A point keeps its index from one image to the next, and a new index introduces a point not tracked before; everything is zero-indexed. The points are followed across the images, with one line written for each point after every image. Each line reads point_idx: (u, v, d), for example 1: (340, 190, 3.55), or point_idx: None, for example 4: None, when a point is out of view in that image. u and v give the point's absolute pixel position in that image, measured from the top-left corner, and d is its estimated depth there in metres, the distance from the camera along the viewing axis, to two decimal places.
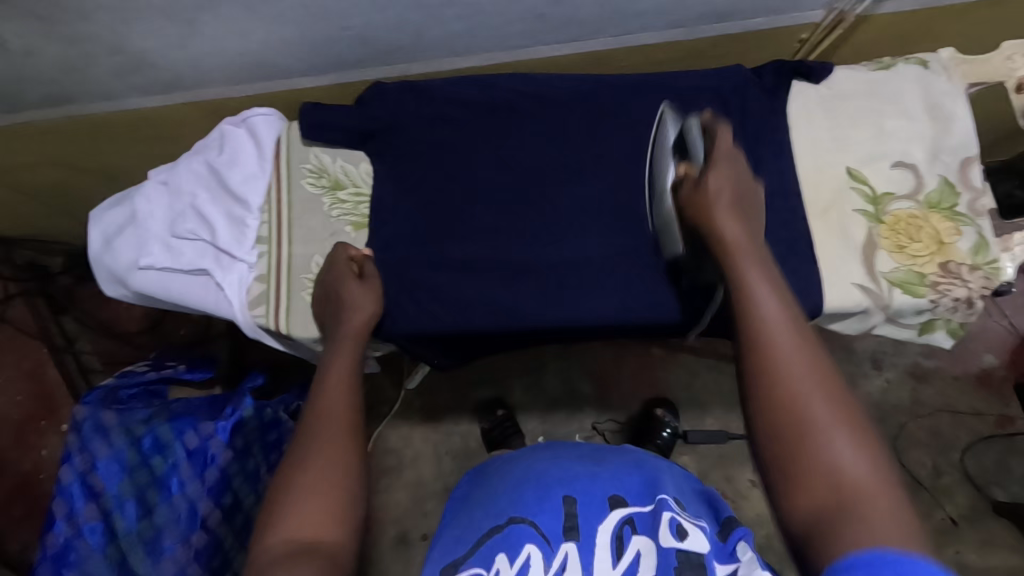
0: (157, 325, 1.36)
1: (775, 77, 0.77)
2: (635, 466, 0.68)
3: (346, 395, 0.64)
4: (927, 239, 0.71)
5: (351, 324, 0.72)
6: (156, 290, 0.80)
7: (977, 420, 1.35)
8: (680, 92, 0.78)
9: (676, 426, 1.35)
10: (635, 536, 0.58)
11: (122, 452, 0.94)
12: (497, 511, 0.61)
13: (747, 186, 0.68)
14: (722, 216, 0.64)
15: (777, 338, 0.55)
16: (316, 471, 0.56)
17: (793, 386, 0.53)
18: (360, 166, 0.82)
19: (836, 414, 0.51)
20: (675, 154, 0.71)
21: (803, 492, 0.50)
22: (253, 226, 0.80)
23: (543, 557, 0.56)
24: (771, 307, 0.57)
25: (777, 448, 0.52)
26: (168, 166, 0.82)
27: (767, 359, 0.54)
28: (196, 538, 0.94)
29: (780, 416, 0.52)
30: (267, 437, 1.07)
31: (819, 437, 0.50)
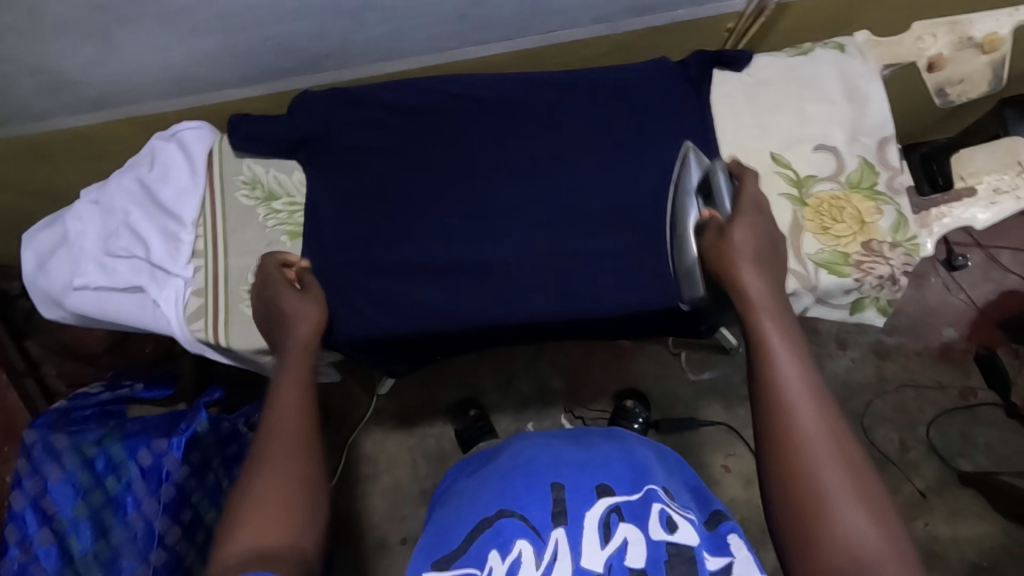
0: (120, 345, 1.35)
1: (699, 67, 0.78)
2: (625, 449, 0.65)
3: (298, 416, 0.62)
4: (850, 219, 0.72)
5: (295, 340, 0.70)
6: (92, 310, 0.79)
7: (940, 393, 1.37)
8: (608, 87, 0.79)
9: (647, 417, 1.35)
10: (623, 523, 0.57)
11: (74, 474, 0.93)
12: (485, 502, 0.60)
13: (770, 239, 0.67)
14: (746, 271, 0.63)
15: (800, 407, 0.54)
16: (267, 491, 0.55)
17: (811, 456, 0.52)
18: (294, 175, 0.82)
19: (852, 485, 0.51)
20: (698, 194, 0.71)
21: (816, 560, 0.49)
22: (187, 241, 0.79)
23: (535, 552, 0.55)
24: (792, 370, 0.56)
25: (790, 514, 0.51)
26: (100, 184, 0.82)
27: (788, 428, 0.53)
28: (155, 556, 0.92)
29: (794, 489, 0.51)
30: (227, 451, 1.06)
31: (829, 509, 0.50)
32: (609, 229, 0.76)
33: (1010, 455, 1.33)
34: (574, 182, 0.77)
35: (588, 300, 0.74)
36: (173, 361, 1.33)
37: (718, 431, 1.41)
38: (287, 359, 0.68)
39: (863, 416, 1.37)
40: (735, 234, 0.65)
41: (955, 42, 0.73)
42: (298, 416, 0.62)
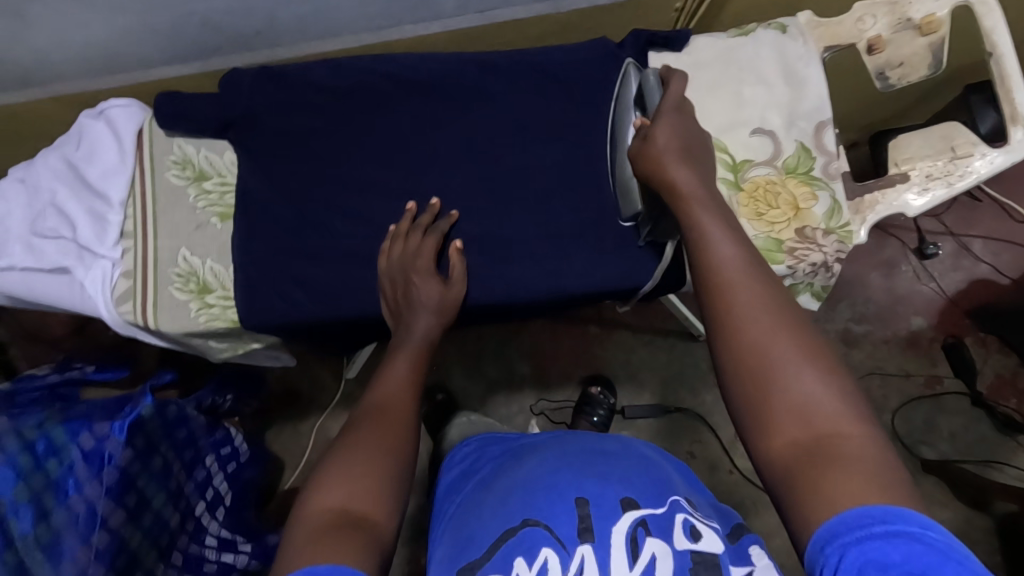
0: (82, 327, 1.34)
1: (635, 49, 0.76)
2: (644, 462, 0.61)
3: (405, 404, 0.60)
4: (784, 205, 0.71)
5: (405, 343, 0.67)
6: (18, 291, 0.78)
7: (906, 381, 1.37)
8: (544, 69, 0.77)
9: (610, 404, 1.36)
10: (649, 537, 0.51)
11: (14, 458, 0.77)
12: (511, 510, 0.56)
13: (697, 141, 0.65)
14: (675, 164, 0.61)
15: (738, 278, 0.51)
16: (353, 467, 0.52)
17: (754, 326, 0.49)
18: (224, 155, 0.81)
19: (803, 351, 0.47)
20: (635, 106, 0.70)
21: (776, 430, 0.45)
22: (115, 222, 0.77)
23: (560, 561, 0.50)
24: (729, 250, 0.54)
25: (742, 383, 0.48)
26: (26, 163, 0.80)
27: (732, 302, 0.51)
28: (97, 538, 0.83)
29: (744, 361, 0.48)
30: (175, 434, 1.05)
31: (775, 371, 0.47)
32: (544, 213, 0.75)
33: (976, 444, 1.33)
34: (508, 165, 0.76)
35: (519, 287, 0.73)
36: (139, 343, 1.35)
37: (685, 417, 1.41)
38: (409, 340, 0.67)
39: None
40: (655, 134, 0.63)
41: (893, 23, 0.71)
42: (400, 405, 0.60)
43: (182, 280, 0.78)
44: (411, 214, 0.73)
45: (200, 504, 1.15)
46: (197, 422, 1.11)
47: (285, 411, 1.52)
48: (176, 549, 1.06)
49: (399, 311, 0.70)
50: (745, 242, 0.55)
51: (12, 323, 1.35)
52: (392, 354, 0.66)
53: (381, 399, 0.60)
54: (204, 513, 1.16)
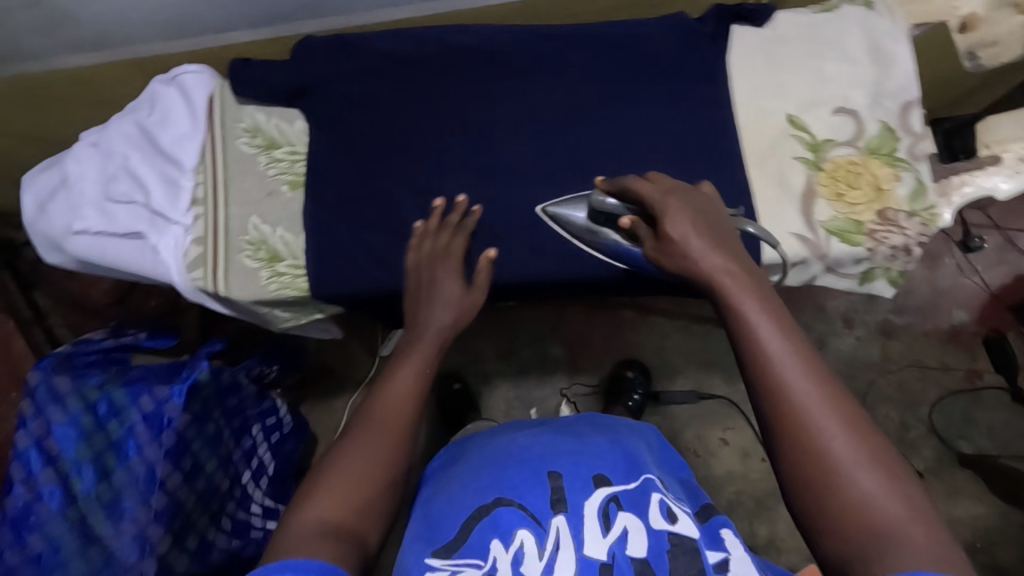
0: (125, 297, 1.38)
1: (716, 23, 0.75)
2: (616, 444, 0.70)
3: (405, 412, 0.58)
4: (866, 186, 0.70)
5: (428, 331, 0.66)
6: (91, 254, 0.78)
7: (944, 374, 1.36)
8: (618, 41, 0.76)
9: (645, 389, 1.35)
10: (620, 512, 0.60)
11: (77, 418, 0.94)
12: (481, 488, 0.63)
13: (713, 219, 0.59)
14: (706, 251, 0.54)
15: (793, 379, 0.46)
16: (353, 470, 0.53)
17: (811, 432, 0.45)
18: (295, 124, 0.80)
19: (865, 455, 0.44)
20: (608, 223, 0.68)
21: (834, 535, 0.44)
22: (187, 188, 0.78)
23: (536, 540, 0.58)
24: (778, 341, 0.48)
25: (803, 489, 0.45)
26: (99, 128, 0.81)
27: (787, 409, 0.46)
28: (155, 500, 0.93)
29: (804, 468, 0.45)
30: (227, 402, 1.08)
31: (839, 479, 0.44)
32: None
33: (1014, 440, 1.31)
34: (578, 140, 0.75)
35: (587, 261, 0.73)
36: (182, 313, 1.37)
37: (718, 404, 1.40)
38: (424, 339, 0.65)
39: (865, 395, 1.36)
40: (668, 225, 0.57)
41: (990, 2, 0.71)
42: (402, 416, 0.58)
43: (253, 248, 0.78)
44: (438, 212, 0.73)
45: (245, 472, 1.17)
46: (249, 392, 1.14)
47: (319, 386, 1.53)
48: (224, 515, 1.10)
49: (417, 303, 0.69)
50: (793, 324, 0.50)
51: (56, 291, 1.38)
52: (403, 350, 0.65)
53: (385, 406, 0.58)
54: (249, 482, 1.19)
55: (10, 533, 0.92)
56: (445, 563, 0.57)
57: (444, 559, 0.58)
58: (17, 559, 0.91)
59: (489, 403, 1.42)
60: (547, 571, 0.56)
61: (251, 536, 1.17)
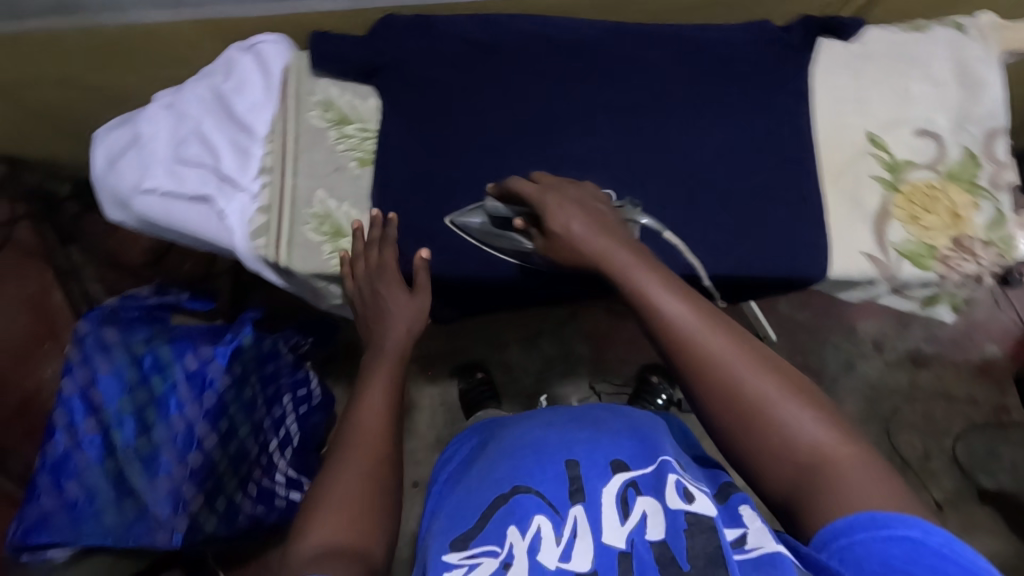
0: (161, 260, 1.40)
1: (804, 32, 0.74)
2: (633, 432, 0.62)
3: (380, 425, 0.62)
4: (943, 211, 0.70)
5: (390, 345, 0.69)
6: (156, 214, 0.79)
7: (971, 407, 1.34)
8: (700, 44, 0.76)
9: (672, 393, 1.29)
10: (640, 497, 0.54)
11: (122, 369, 0.96)
12: (498, 480, 0.59)
13: (594, 202, 0.62)
14: (599, 238, 0.57)
15: (704, 340, 0.50)
16: (343, 499, 0.55)
17: (734, 384, 0.49)
18: (368, 101, 0.80)
19: (783, 390, 0.49)
20: (505, 226, 0.71)
21: (771, 469, 0.49)
22: (257, 156, 0.79)
23: (553, 528, 0.53)
24: (681, 308, 0.52)
25: (740, 438, 0.50)
26: (174, 90, 0.81)
27: (709, 368, 0.50)
28: (191, 458, 0.97)
29: (732, 418, 0.50)
30: (265, 368, 1.08)
31: (769, 420, 0.49)
32: (683, 191, 0.73)
33: None
34: (650, 138, 0.75)
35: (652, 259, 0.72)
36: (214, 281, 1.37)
37: None
38: (382, 360, 0.67)
39: (889, 420, 1.34)
40: (557, 220, 0.58)
41: None
42: (377, 429, 0.61)
43: (317, 221, 0.78)
44: (359, 234, 0.74)
45: (272, 441, 1.11)
46: (287, 361, 1.13)
47: None
48: (250, 481, 1.08)
49: (370, 323, 0.71)
50: (685, 288, 0.53)
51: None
52: (369, 368, 0.67)
53: (357, 425, 0.61)
54: (275, 453, 1.12)
55: (48, 478, 0.91)
56: (461, 558, 0.54)
57: (460, 552, 0.54)
58: (52, 505, 0.91)
59: (509, 396, 1.41)
60: (564, 558, 0.51)
61: (275, 504, 1.13)
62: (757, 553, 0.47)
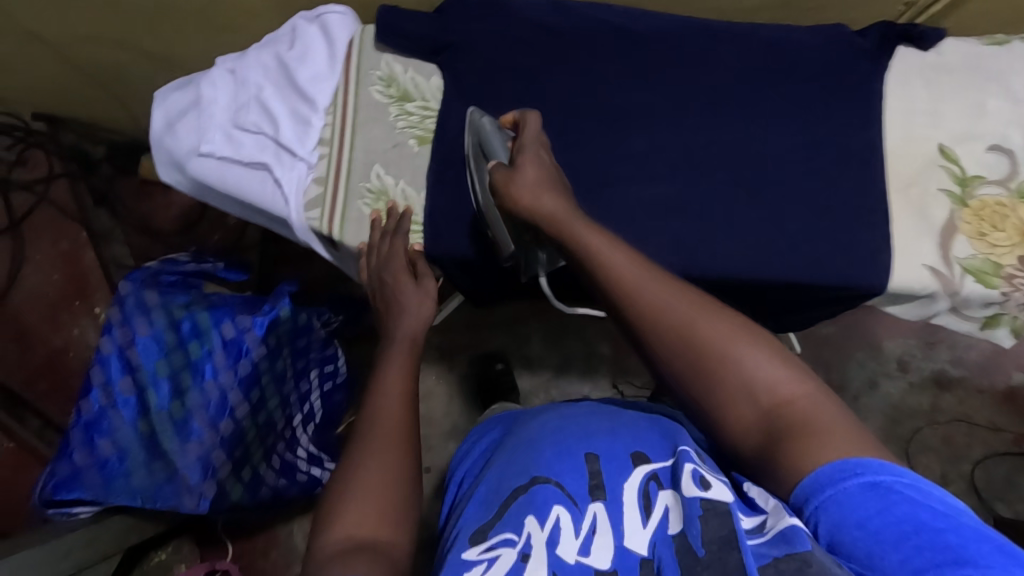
0: (190, 227, 1.37)
1: (880, 39, 0.74)
2: (654, 422, 0.60)
3: (402, 416, 0.59)
4: (1011, 229, 0.69)
5: (405, 327, 0.69)
6: (211, 178, 0.79)
7: (993, 435, 1.30)
8: (773, 44, 0.75)
9: None
10: (661, 491, 0.51)
11: (161, 333, 0.97)
12: (517, 472, 0.55)
13: (552, 172, 0.69)
14: (546, 200, 0.64)
15: (646, 289, 0.55)
16: (369, 491, 0.53)
17: (686, 328, 0.52)
18: (431, 80, 0.80)
19: (740, 335, 0.51)
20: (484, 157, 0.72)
21: (735, 416, 0.50)
22: (316, 127, 0.78)
23: (572, 520, 0.49)
24: (625, 262, 0.58)
25: (700, 386, 0.51)
26: (236, 55, 0.80)
27: (656, 314, 0.54)
28: (223, 426, 0.97)
29: (686, 363, 0.52)
30: (297, 342, 1.06)
31: (726, 366, 0.50)
32: (744, 191, 0.72)
33: None
34: (714, 136, 0.74)
35: (711, 256, 0.71)
36: (242, 252, 1.37)
37: None
38: (394, 344, 0.67)
39: (908, 442, 1.31)
40: (516, 182, 0.66)
41: None
42: (398, 417, 0.59)
43: (372, 196, 0.78)
44: (375, 225, 0.76)
45: (295, 415, 1.11)
46: (321, 336, 1.12)
47: None
48: (273, 454, 1.09)
49: (388, 316, 0.71)
50: (630, 248, 0.60)
51: (124, 214, 1.38)
52: (388, 354, 0.66)
53: (377, 411, 0.59)
54: (298, 426, 1.13)
55: (82, 435, 0.94)
56: (479, 553, 0.48)
57: (478, 548, 0.49)
58: (84, 461, 0.93)
59: (528, 388, 1.40)
60: (584, 552, 0.47)
61: (297, 478, 1.14)
62: (773, 536, 0.43)
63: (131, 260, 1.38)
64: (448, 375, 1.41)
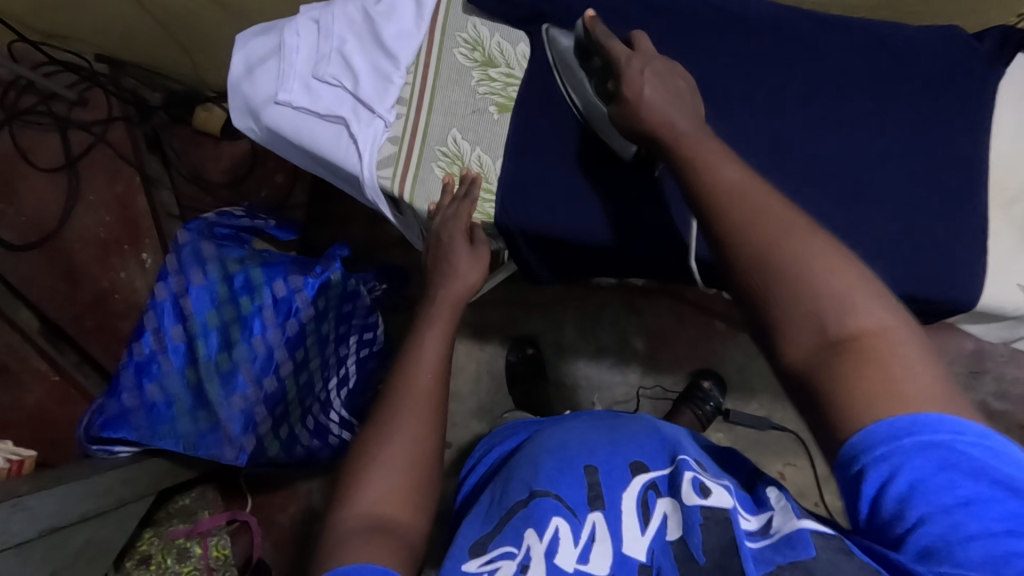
0: (239, 183, 1.38)
1: (996, 46, 0.71)
2: (651, 429, 0.60)
3: (431, 390, 0.57)
4: None
5: (451, 291, 0.68)
6: (286, 129, 0.77)
7: None
8: (884, 41, 0.71)
9: (720, 402, 1.28)
10: (659, 499, 0.50)
11: (214, 285, 0.98)
12: (520, 485, 0.55)
13: (671, 78, 0.60)
14: (655, 116, 0.57)
15: (748, 197, 0.46)
16: (392, 467, 0.52)
17: (779, 234, 0.44)
18: (517, 46, 0.78)
19: (839, 259, 0.43)
20: (579, 56, 0.71)
21: (793, 333, 0.42)
22: (397, 85, 0.77)
23: (570, 530, 0.49)
24: (728, 172, 0.49)
25: (767, 296, 0.43)
26: (321, 5, 0.78)
27: (752, 224, 0.45)
28: (268, 383, 0.98)
29: (758, 276, 0.44)
30: (343, 308, 1.02)
31: (816, 275, 0.42)
32: (831, 192, 0.70)
33: None
34: (808, 133, 0.71)
35: None
36: (288, 211, 1.35)
37: (784, 436, 1.31)
38: (434, 310, 0.65)
39: None
40: (640, 89, 0.59)
41: None
42: (427, 389, 0.57)
43: (447, 160, 0.77)
44: (448, 188, 0.76)
45: (331, 378, 1.05)
46: (369, 307, 1.06)
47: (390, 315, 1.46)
48: (309, 415, 1.06)
49: (433, 279, 0.70)
50: (736, 163, 0.50)
51: (176, 161, 1.39)
52: (428, 316, 0.65)
53: (407, 381, 0.57)
54: (333, 390, 1.06)
55: (132, 376, 0.97)
56: (480, 564, 0.49)
57: (479, 560, 0.49)
58: (133, 403, 0.96)
59: (557, 375, 1.37)
60: (583, 561, 0.47)
61: (329, 441, 1.10)
62: (778, 541, 0.42)
63: (177, 207, 1.38)
64: (480, 354, 1.39)
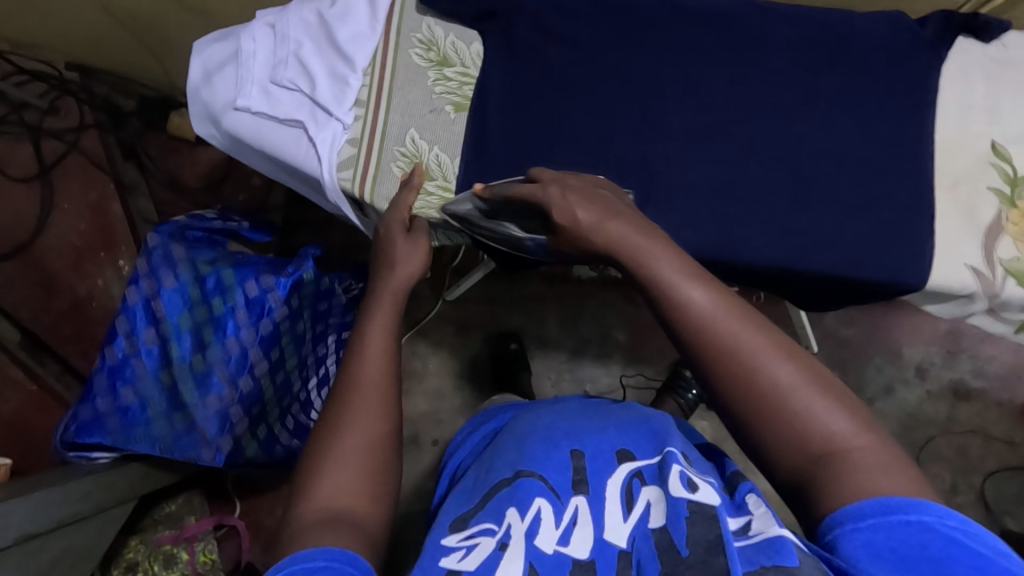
0: (215, 185, 1.38)
1: (938, 30, 0.72)
2: (642, 419, 0.60)
3: (381, 381, 0.57)
4: None
5: (389, 283, 0.65)
6: (246, 134, 0.77)
7: (1008, 449, 1.26)
8: (830, 29, 0.73)
9: (701, 389, 1.29)
10: (643, 488, 0.51)
11: (186, 286, 0.99)
12: (504, 464, 0.56)
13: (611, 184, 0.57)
14: (612, 229, 0.52)
15: (717, 326, 0.45)
16: (345, 462, 0.53)
17: (751, 363, 0.44)
18: (471, 46, 0.80)
19: (808, 379, 0.44)
20: (494, 217, 0.71)
21: (778, 455, 0.44)
22: (354, 87, 0.77)
23: (552, 513, 0.50)
24: (696, 294, 0.47)
25: (749, 424, 0.45)
26: (277, 10, 0.79)
27: (727, 358, 0.45)
28: (242, 383, 0.98)
29: (742, 409, 0.45)
30: (318, 306, 1.05)
31: (789, 402, 0.44)
32: (783, 178, 0.71)
33: None
34: (758, 121, 0.72)
35: (746, 242, 0.70)
36: (266, 214, 1.36)
37: None
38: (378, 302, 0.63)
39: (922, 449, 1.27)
40: (578, 213, 0.54)
41: None
42: (376, 380, 0.57)
43: (406, 160, 0.78)
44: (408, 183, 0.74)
45: (311, 377, 1.08)
46: (342, 304, 1.09)
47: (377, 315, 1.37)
48: (287, 414, 1.07)
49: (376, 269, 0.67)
50: (698, 276, 0.48)
51: (152, 169, 1.38)
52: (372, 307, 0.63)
53: (356, 376, 0.57)
54: (312, 389, 1.09)
55: (105, 380, 0.98)
56: (460, 538, 0.49)
57: (459, 534, 0.49)
58: (107, 407, 0.97)
59: (541, 368, 1.38)
60: (563, 542, 0.48)
61: (307, 438, 1.12)
62: (761, 542, 0.42)
63: (156, 215, 1.37)
64: (462, 350, 1.40)
